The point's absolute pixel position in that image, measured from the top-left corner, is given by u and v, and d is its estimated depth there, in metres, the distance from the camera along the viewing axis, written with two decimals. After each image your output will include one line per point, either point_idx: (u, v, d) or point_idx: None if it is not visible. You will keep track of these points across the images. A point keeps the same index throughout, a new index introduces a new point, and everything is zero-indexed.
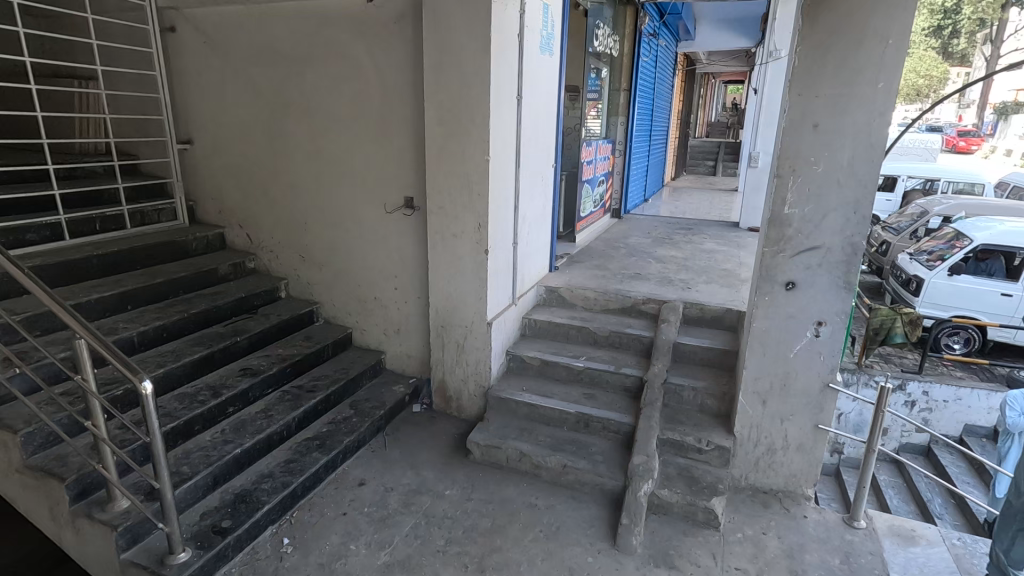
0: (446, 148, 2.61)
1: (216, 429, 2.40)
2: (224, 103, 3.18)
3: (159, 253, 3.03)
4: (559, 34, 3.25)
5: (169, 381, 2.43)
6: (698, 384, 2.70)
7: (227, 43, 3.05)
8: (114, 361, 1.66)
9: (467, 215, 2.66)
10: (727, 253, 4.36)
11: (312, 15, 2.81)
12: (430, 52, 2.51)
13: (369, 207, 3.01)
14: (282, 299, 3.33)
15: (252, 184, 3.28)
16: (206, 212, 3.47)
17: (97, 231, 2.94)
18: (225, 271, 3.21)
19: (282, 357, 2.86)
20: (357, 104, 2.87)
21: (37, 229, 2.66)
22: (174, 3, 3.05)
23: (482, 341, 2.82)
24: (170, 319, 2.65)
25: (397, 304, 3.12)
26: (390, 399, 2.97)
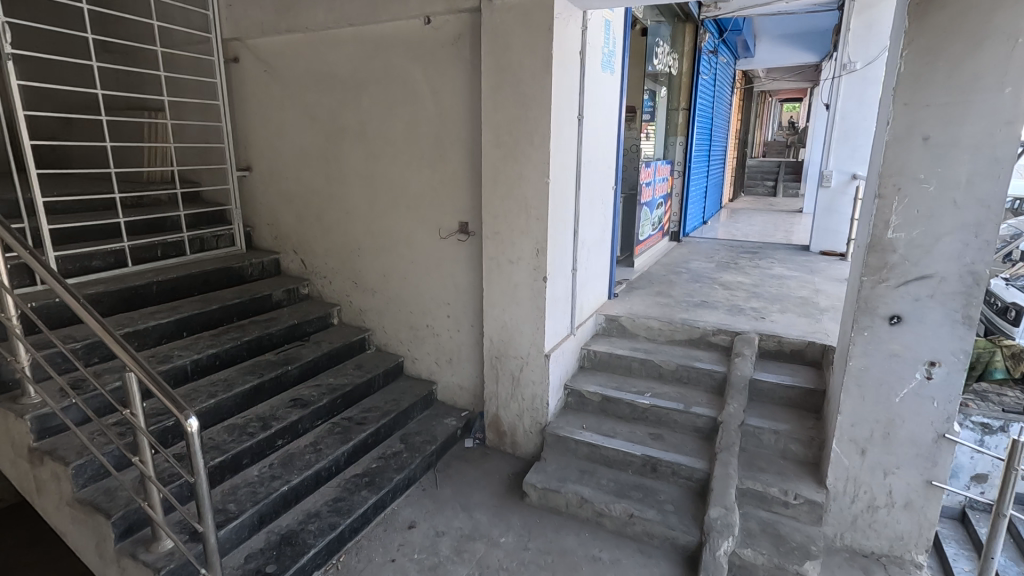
0: (504, 171, 2.49)
1: (265, 463, 2.31)
2: (282, 130, 3.19)
3: (216, 279, 3.04)
4: (620, 51, 3.11)
5: (220, 412, 2.38)
6: (780, 427, 2.41)
7: (286, 71, 3.07)
8: (160, 396, 1.59)
9: (525, 241, 2.52)
10: (800, 279, 4.02)
11: (369, 40, 2.78)
12: (489, 72, 2.41)
13: (423, 232, 2.92)
14: (334, 326, 3.27)
15: (309, 210, 3.26)
16: (262, 238, 3.48)
17: (159, 257, 2.98)
18: (279, 296, 3.19)
19: (333, 387, 2.77)
20: (413, 127, 2.80)
21: (102, 256, 2.70)
22: (237, 34, 3.11)
23: (539, 374, 2.65)
24: (223, 347, 2.62)
25: (449, 333, 3.00)
26: (441, 433, 2.83)
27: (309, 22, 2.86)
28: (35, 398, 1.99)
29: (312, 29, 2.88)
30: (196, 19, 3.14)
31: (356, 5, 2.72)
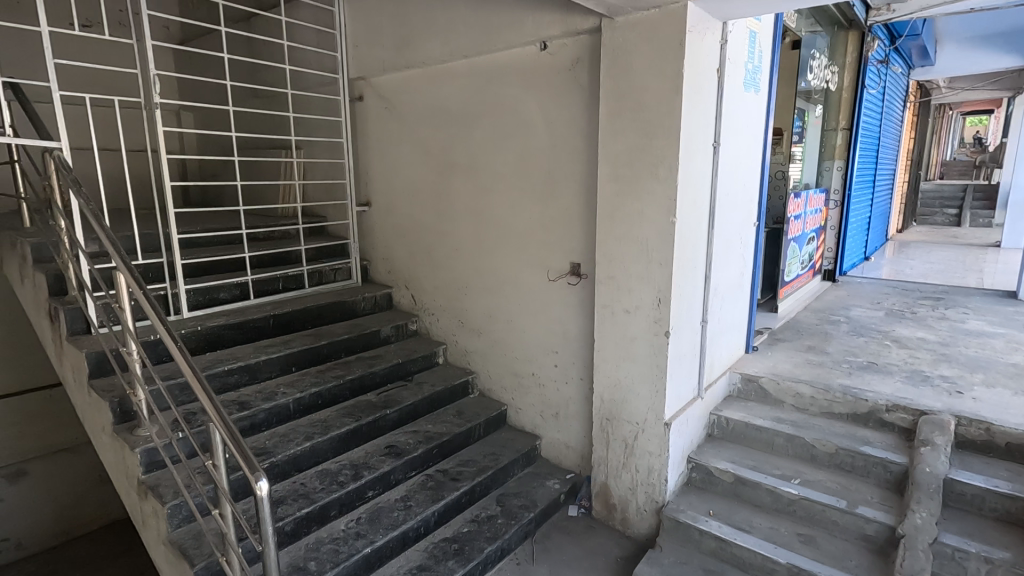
0: (622, 208, 2.18)
1: (352, 516, 2.19)
2: (398, 165, 3.18)
3: (328, 313, 3.06)
4: (767, 67, 2.66)
5: (314, 455, 2.31)
6: (994, 553, 1.77)
7: (404, 107, 3.06)
8: (236, 454, 1.50)
9: (645, 288, 2.16)
10: (1008, 338, 3.15)
11: (483, 71, 2.65)
12: (608, 98, 2.13)
13: (531, 272, 2.68)
14: (439, 366, 3.14)
15: (419, 246, 3.20)
16: (377, 271, 3.50)
17: (280, 290, 3.09)
18: (387, 332, 3.14)
19: (430, 436, 2.61)
20: (524, 160, 2.60)
21: (229, 289, 2.84)
22: (362, 73, 3.17)
23: (656, 444, 2.25)
24: (325, 386, 2.58)
25: (556, 384, 2.71)
26: (542, 498, 2.52)
27: (426, 56, 2.81)
28: (146, 432, 2.07)
29: (427, 64, 2.83)
30: (327, 61, 3.26)
31: (470, 36, 2.61)
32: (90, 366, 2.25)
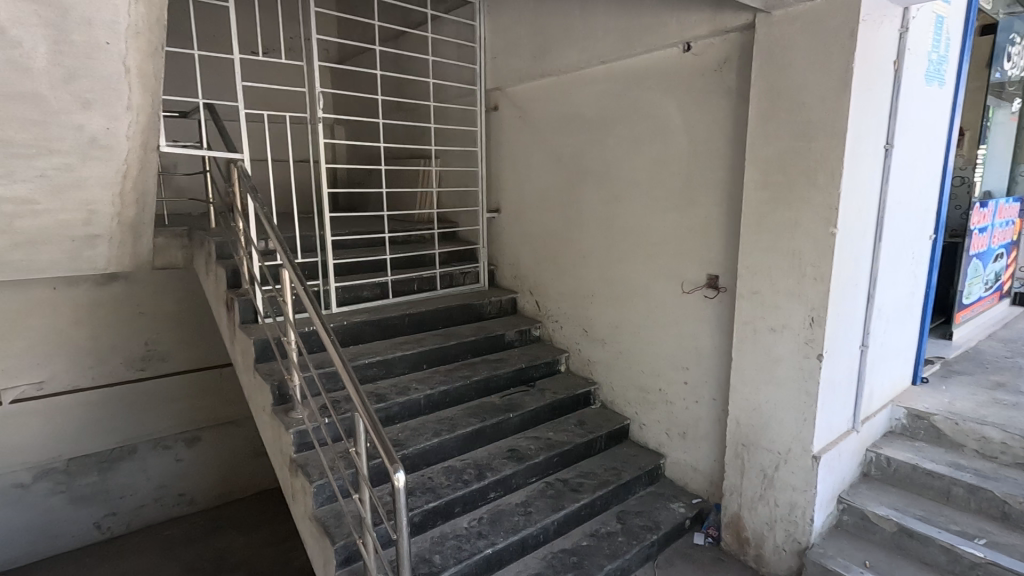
0: (771, 217, 2.01)
1: (475, 515, 2.24)
2: (529, 173, 3.23)
3: (457, 314, 3.19)
4: (955, 57, 2.31)
5: (442, 451, 2.41)
6: None
7: (537, 115, 3.10)
8: (377, 444, 1.59)
9: (794, 306, 1.97)
10: None
11: (620, 77, 2.61)
12: (760, 99, 1.98)
13: (662, 283, 2.57)
14: (561, 373, 3.13)
15: (546, 252, 3.21)
16: (503, 276, 3.58)
17: (414, 290, 3.27)
18: (512, 336, 3.19)
19: (550, 443, 2.60)
20: (660, 166, 2.50)
21: (371, 288, 3.07)
22: (498, 84, 3.26)
23: (800, 479, 2.04)
24: (453, 385, 2.68)
25: (685, 402, 2.56)
26: (665, 521, 2.40)
27: (562, 64, 2.83)
28: (299, 415, 2.29)
29: (564, 71, 2.84)
30: (466, 73, 3.41)
31: (609, 41, 2.57)
32: (256, 351, 2.55)
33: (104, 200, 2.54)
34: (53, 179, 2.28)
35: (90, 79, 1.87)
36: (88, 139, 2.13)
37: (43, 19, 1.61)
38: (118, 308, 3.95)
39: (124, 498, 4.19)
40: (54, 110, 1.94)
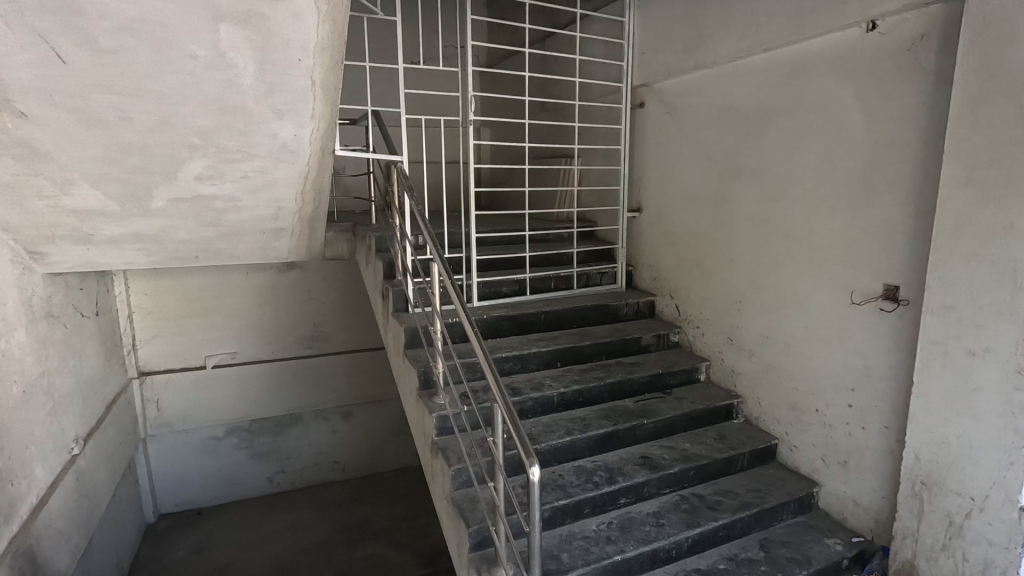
0: (976, 221, 1.71)
1: (605, 519, 2.21)
2: (675, 171, 3.09)
3: (593, 315, 3.16)
4: None
5: (573, 450, 2.40)
6: None
7: (688, 110, 2.95)
8: (515, 435, 1.63)
9: (1003, 326, 1.66)
10: None
11: (785, 65, 2.39)
12: (968, 81, 1.69)
13: (825, 292, 2.32)
14: (700, 383, 2.96)
15: (689, 253, 3.06)
16: (641, 278, 3.49)
17: (551, 288, 3.31)
18: (648, 340, 3.09)
19: (687, 455, 2.47)
20: (829, 162, 2.25)
21: (510, 284, 3.17)
22: (646, 79, 3.17)
23: (1001, 533, 1.72)
24: (586, 385, 2.66)
25: (848, 426, 2.29)
26: (818, 556, 2.16)
27: (718, 55, 2.66)
28: (441, 401, 2.44)
29: (719, 62, 2.68)
30: (613, 70, 3.36)
31: (774, 26, 2.37)
32: (406, 338, 2.76)
33: (289, 198, 2.92)
34: (253, 180, 2.67)
35: (285, 92, 2.16)
36: (280, 145, 2.46)
37: (253, 43, 1.89)
38: (294, 293, 4.54)
39: (291, 459, 4.80)
40: (257, 120, 2.27)
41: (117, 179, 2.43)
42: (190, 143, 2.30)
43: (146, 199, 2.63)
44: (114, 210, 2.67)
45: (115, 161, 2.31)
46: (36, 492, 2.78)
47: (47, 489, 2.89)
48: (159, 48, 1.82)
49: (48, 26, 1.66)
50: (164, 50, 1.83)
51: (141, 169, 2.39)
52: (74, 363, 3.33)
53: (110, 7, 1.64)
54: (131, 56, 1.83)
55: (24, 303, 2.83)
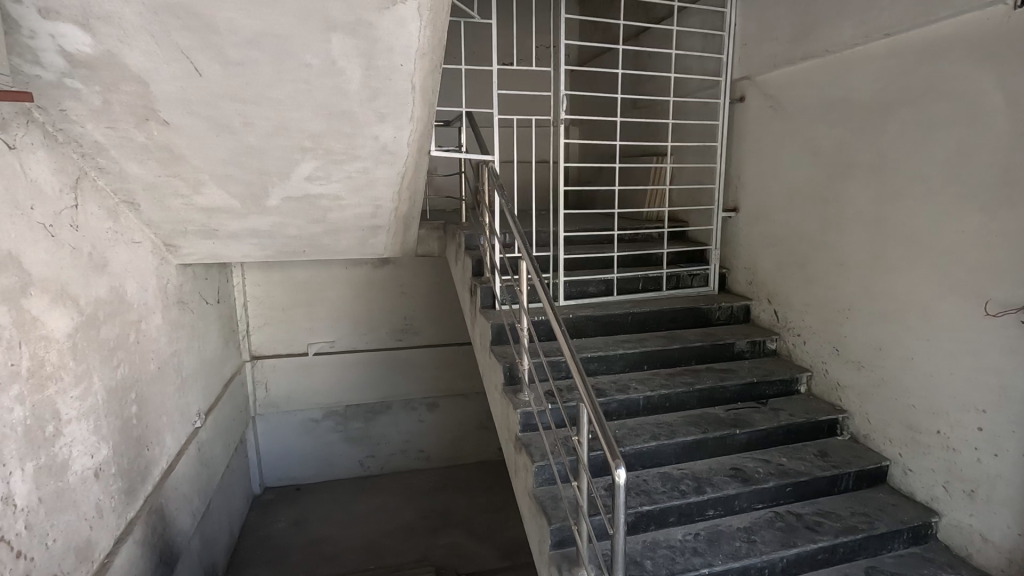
0: None
1: (691, 529, 2.13)
2: (778, 168, 2.91)
3: (683, 318, 3.06)
4: None
5: (658, 455, 2.34)
6: None
7: (794, 103, 2.77)
8: (600, 435, 1.61)
9: None
10: None
11: (911, 51, 2.18)
12: None
13: (951, 301, 2.09)
14: (800, 395, 2.78)
15: (792, 256, 2.87)
16: (736, 280, 3.32)
17: (639, 289, 3.24)
18: (743, 347, 2.93)
19: (783, 471, 2.32)
20: (961, 157, 2.03)
21: (597, 284, 3.13)
22: (748, 72, 3.01)
23: None
24: (674, 390, 2.58)
25: (975, 451, 2.05)
26: None
27: (831, 43, 2.48)
28: (526, 397, 2.47)
29: (832, 51, 2.49)
30: (711, 64, 3.23)
31: (898, 9, 2.17)
32: (492, 334, 2.82)
33: (387, 196, 3.08)
34: (355, 180, 2.85)
35: (387, 96, 2.27)
36: (381, 147, 2.60)
37: (360, 51, 2.01)
38: (388, 287, 4.77)
39: (380, 445, 5.06)
40: (361, 124, 2.41)
41: (239, 180, 2.68)
42: (301, 146, 2.49)
43: (263, 198, 2.88)
44: (236, 208, 2.94)
45: (237, 163, 2.55)
46: (166, 459, 3.14)
47: (175, 456, 3.25)
48: (278, 59, 1.99)
49: (188, 42, 1.86)
50: (282, 60, 2.00)
51: (259, 170, 2.62)
52: (198, 346, 3.71)
53: (240, 23, 1.81)
54: (255, 68, 2.01)
55: (160, 290, 3.20)
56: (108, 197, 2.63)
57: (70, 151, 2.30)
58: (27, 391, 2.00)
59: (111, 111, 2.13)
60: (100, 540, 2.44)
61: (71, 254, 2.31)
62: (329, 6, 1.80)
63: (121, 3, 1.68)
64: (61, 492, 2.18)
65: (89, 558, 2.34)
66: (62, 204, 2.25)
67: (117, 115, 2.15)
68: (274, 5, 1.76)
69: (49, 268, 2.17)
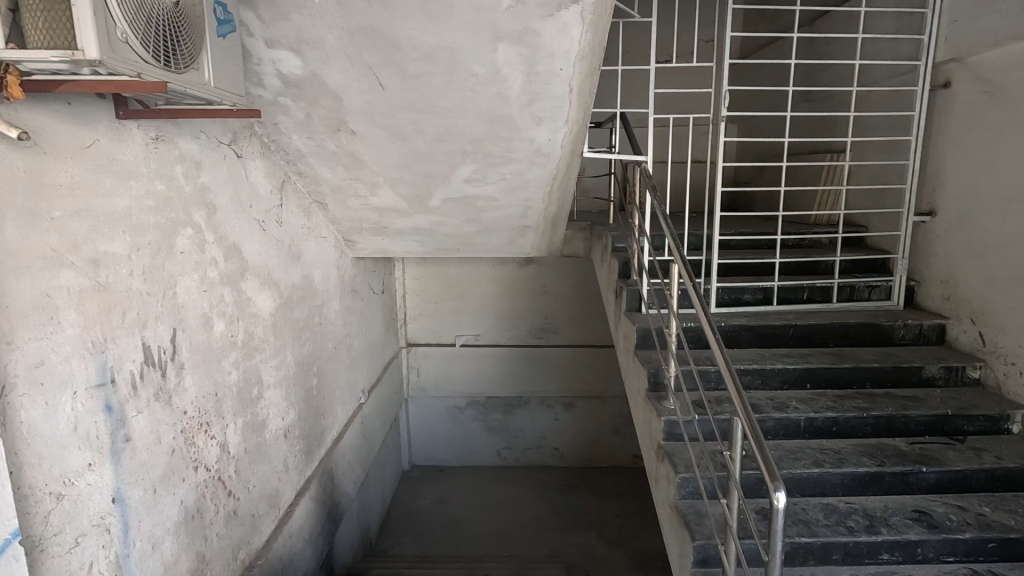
0: None
1: (860, 572, 1.90)
2: (993, 164, 2.46)
3: (857, 334, 2.73)
4: None
5: (821, 483, 2.12)
6: None
7: (1020, 87, 2.32)
8: (754, 448, 1.49)
9: None
10: None
11: None
12: None
13: None
14: (1010, 436, 2.33)
15: (1010, 270, 2.40)
16: (930, 295, 2.87)
17: (803, 300, 2.96)
18: (934, 372, 2.54)
19: (985, 522, 1.96)
20: None
21: (754, 291, 2.92)
22: (956, 53, 2.59)
23: None
24: (843, 414, 2.32)
25: None
26: None
27: None
28: (671, 406, 2.39)
29: None
30: (908, 47, 2.82)
31: None
32: (637, 338, 2.77)
33: (537, 198, 3.17)
34: (510, 181, 2.98)
35: (545, 101, 2.34)
36: (536, 149, 2.68)
37: (523, 58, 2.10)
38: (532, 286, 4.91)
39: (517, 438, 5.23)
40: (519, 128, 2.51)
41: (407, 182, 2.95)
42: (463, 150, 2.67)
43: (426, 198, 3.13)
44: (403, 207, 3.24)
45: (407, 167, 2.81)
46: (336, 428, 3.56)
47: (343, 427, 3.68)
48: (449, 70, 2.15)
49: (375, 60, 2.10)
50: (453, 71, 2.16)
51: (425, 173, 2.86)
52: (365, 331, 4.15)
53: (419, 40, 1.99)
54: (429, 79, 2.20)
55: (339, 279, 3.64)
56: (304, 197, 3.05)
57: (279, 158, 2.71)
58: (241, 358, 2.40)
59: (312, 123, 2.47)
60: (286, 490, 2.86)
61: (276, 246, 2.72)
62: (498, 17, 1.91)
63: (326, 30, 1.95)
64: (261, 445, 2.59)
65: (277, 505, 2.75)
66: (271, 203, 2.67)
67: (315, 126, 2.49)
68: (449, 20, 1.91)
69: (261, 257, 2.59)
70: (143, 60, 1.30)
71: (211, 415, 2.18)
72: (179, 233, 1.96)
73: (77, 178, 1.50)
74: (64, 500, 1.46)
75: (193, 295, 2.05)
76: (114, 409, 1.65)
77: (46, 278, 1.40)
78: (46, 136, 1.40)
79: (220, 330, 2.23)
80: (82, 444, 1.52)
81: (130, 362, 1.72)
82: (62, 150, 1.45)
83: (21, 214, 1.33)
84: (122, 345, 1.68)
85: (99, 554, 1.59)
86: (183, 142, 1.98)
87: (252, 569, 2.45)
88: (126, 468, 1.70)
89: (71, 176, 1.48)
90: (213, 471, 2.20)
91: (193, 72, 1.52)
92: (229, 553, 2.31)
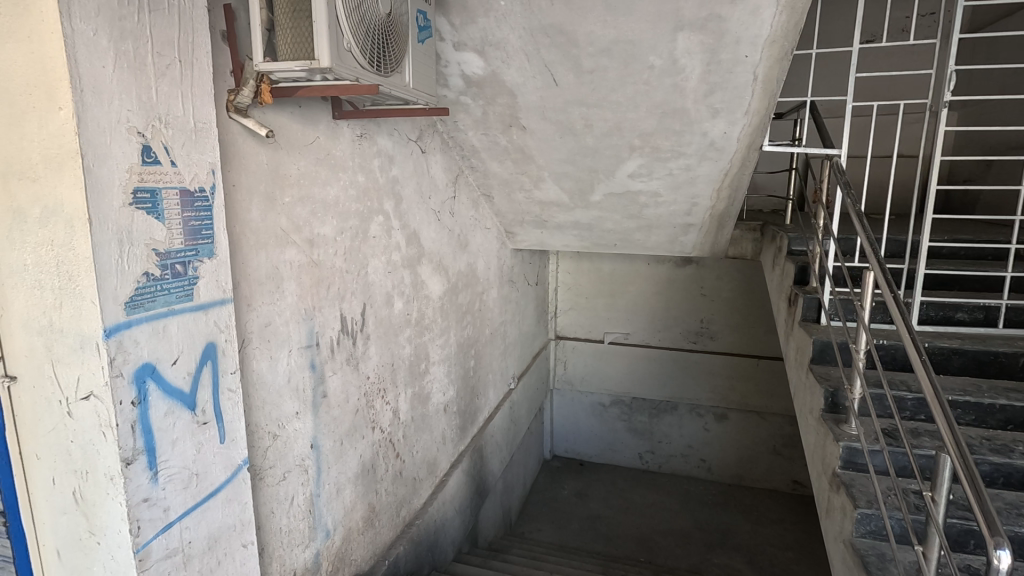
0: None
1: None
2: None
3: None
4: None
5: None
6: None
7: None
8: (965, 488, 1.25)
9: None
10: None
11: None
12: None
13: None
14: None
15: None
16: None
17: None
18: None
19: None
20: None
21: (970, 310, 2.48)
22: None
23: None
24: None
25: None
26: None
27: None
28: (853, 431, 2.13)
29: None
30: None
31: None
32: (814, 352, 2.50)
33: (705, 194, 3.00)
34: (677, 177, 2.86)
35: (724, 91, 2.21)
36: (709, 143, 2.54)
37: (706, 47, 2.00)
38: (690, 286, 4.68)
39: (663, 444, 5.05)
40: (692, 120, 2.40)
41: (572, 177, 2.99)
42: (631, 144, 2.62)
43: (589, 193, 3.15)
44: (565, 201, 3.29)
45: (573, 162, 2.85)
46: (487, 410, 3.76)
47: (494, 409, 3.87)
48: (626, 64, 2.13)
49: (552, 57, 2.15)
50: (629, 64, 2.13)
51: (591, 168, 2.88)
52: (518, 319, 4.30)
53: (597, 34, 2.00)
54: (603, 74, 2.21)
55: (498, 269, 3.81)
56: (474, 190, 3.25)
57: (456, 153, 2.92)
58: (414, 335, 2.65)
59: (488, 120, 2.61)
60: (442, 460, 3.09)
61: (447, 234, 2.94)
62: (682, 5, 1.84)
63: (509, 31, 2.05)
64: (425, 416, 2.83)
65: (434, 473, 3.00)
66: (446, 195, 2.88)
67: (491, 123, 2.63)
68: (631, 13, 1.90)
69: (436, 244, 2.82)
70: (361, 66, 1.48)
71: (387, 383, 2.43)
72: (373, 220, 2.22)
73: (302, 170, 1.77)
74: (278, 440, 1.74)
75: (380, 275, 2.30)
76: (317, 368, 1.93)
77: (276, 253, 1.68)
78: (283, 134, 1.67)
79: (399, 308, 2.48)
80: (293, 394, 1.80)
81: (331, 330, 1.99)
82: (294, 147, 1.72)
83: (262, 199, 1.60)
84: (326, 314, 1.95)
85: (299, 490, 1.88)
86: (380, 139, 2.23)
87: (411, 527, 2.70)
88: (322, 420, 1.98)
89: (298, 167, 1.75)
90: (385, 433, 2.46)
91: (397, 75, 1.70)
92: (394, 508, 2.57)
